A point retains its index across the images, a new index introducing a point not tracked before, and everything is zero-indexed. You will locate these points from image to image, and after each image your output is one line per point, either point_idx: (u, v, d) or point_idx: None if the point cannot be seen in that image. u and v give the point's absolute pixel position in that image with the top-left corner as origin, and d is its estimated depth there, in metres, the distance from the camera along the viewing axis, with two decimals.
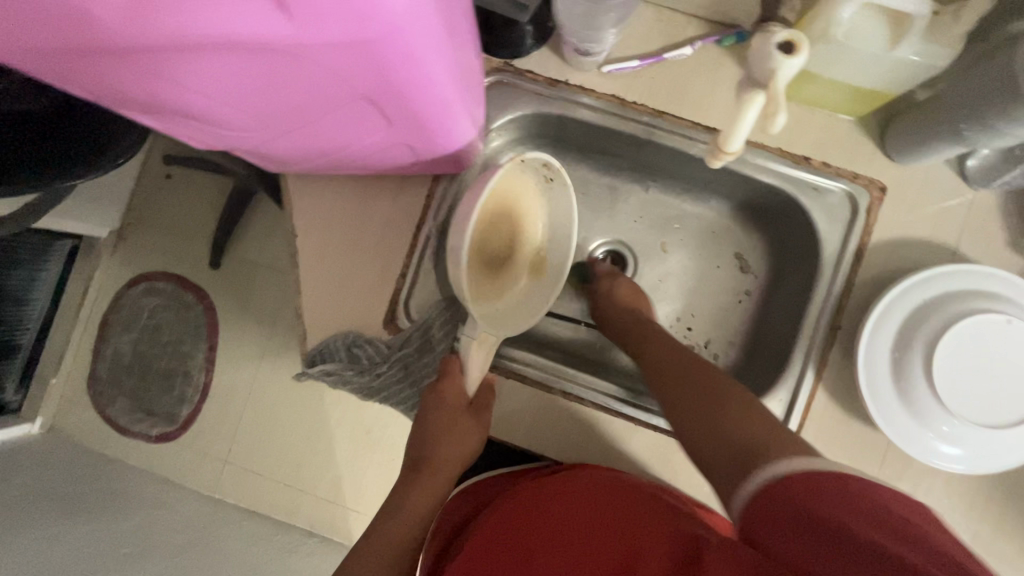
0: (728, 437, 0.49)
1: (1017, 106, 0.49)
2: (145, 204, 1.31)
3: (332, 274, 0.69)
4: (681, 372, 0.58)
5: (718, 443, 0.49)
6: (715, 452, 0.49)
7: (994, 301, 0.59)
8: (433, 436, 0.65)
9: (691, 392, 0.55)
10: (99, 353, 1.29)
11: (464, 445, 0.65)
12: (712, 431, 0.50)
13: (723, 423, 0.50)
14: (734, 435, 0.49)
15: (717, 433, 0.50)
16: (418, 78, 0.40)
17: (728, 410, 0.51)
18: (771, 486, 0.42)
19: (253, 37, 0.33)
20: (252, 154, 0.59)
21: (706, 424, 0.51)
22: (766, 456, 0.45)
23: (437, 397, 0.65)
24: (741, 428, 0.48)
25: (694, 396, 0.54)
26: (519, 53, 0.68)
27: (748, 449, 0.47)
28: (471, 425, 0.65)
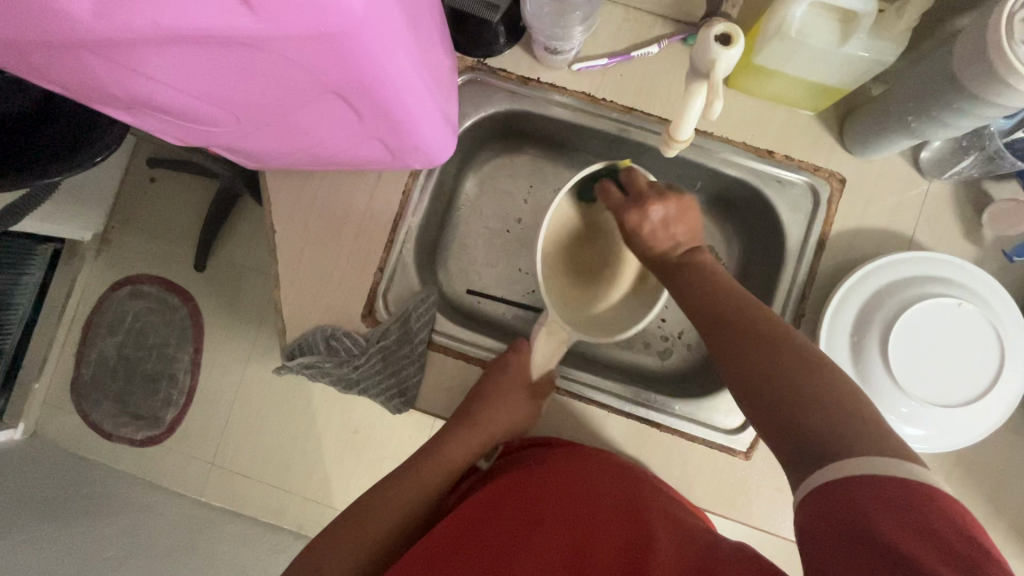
0: (803, 409, 0.43)
1: (961, 99, 0.52)
2: (128, 207, 1.31)
3: (312, 270, 0.70)
4: (749, 326, 0.51)
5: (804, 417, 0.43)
6: (806, 437, 0.42)
7: (946, 285, 0.61)
8: (482, 406, 0.69)
9: (762, 352, 0.48)
10: (84, 357, 1.29)
11: (501, 418, 0.69)
12: (788, 400, 0.44)
13: (803, 390, 0.44)
14: (812, 408, 0.43)
15: (794, 404, 0.44)
16: (386, 75, 0.42)
17: (807, 374, 0.45)
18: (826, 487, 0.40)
19: (221, 31, 0.35)
20: (231, 150, 0.60)
21: (781, 391, 0.45)
22: (843, 452, 0.40)
23: (499, 368, 0.70)
24: (834, 408, 0.42)
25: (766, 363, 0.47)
26: (492, 52, 0.70)
27: (830, 427, 0.42)
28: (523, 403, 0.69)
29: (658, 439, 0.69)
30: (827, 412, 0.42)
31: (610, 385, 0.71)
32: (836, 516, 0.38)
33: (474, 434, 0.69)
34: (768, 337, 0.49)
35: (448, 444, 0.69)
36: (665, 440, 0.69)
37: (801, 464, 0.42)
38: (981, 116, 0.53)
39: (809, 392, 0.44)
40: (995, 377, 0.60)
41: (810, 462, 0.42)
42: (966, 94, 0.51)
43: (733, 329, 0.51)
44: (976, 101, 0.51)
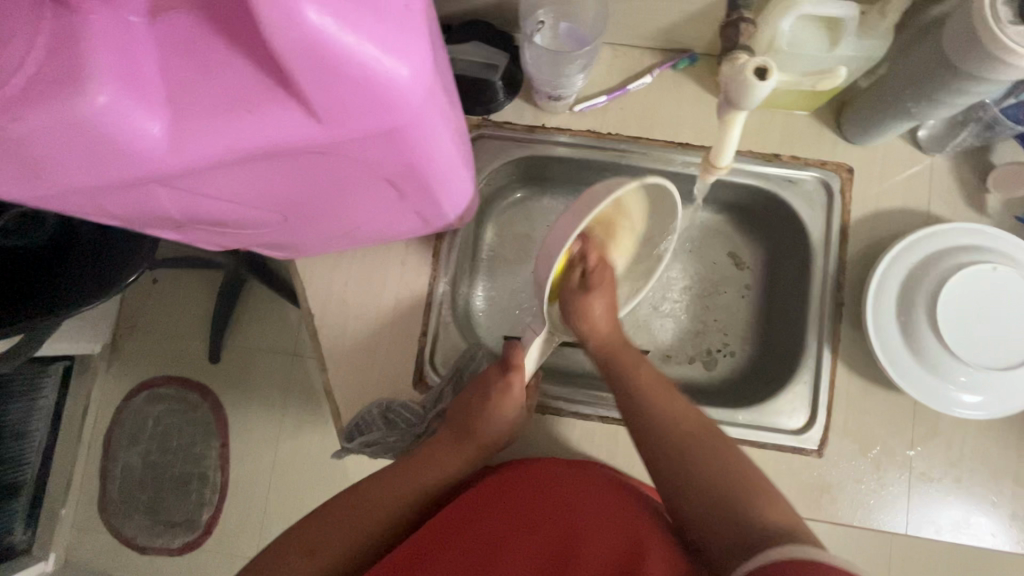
0: (735, 506, 0.48)
1: (955, 80, 0.55)
2: (135, 313, 1.31)
3: (355, 346, 0.71)
4: (681, 450, 0.54)
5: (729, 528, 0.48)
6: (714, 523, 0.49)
7: (979, 253, 0.63)
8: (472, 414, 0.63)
9: (701, 460, 0.52)
10: (110, 471, 1.26)
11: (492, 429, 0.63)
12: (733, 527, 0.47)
13: (736, 499, 0.49)
14: (731, 509, 0.49)
15: (709, 520, 0.49)
16: (433, 153, 0.43)
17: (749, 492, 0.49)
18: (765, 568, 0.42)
19: (287, 144, 0.35)
20: (272, 248, 0.62)
21: (718, 489, 0.50)
22: (761, 544, 0.44)
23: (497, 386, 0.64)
24: (754, 511, 0.48)
25: (681, 445, 0.54)
26: (495, 107, 0.73)
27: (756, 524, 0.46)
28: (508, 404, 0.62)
29: None
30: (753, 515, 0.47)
31: None
32: None
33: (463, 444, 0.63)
34: (701, 453, 0.53)
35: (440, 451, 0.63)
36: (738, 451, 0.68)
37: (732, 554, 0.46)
38: (979, 91, 0.55)
39: (733, 502, 0.49)
40: None
41: (740, 552, 0.45)
42: (961, 73, 0.53)
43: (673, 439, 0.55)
44: (973, 79, 0.53)
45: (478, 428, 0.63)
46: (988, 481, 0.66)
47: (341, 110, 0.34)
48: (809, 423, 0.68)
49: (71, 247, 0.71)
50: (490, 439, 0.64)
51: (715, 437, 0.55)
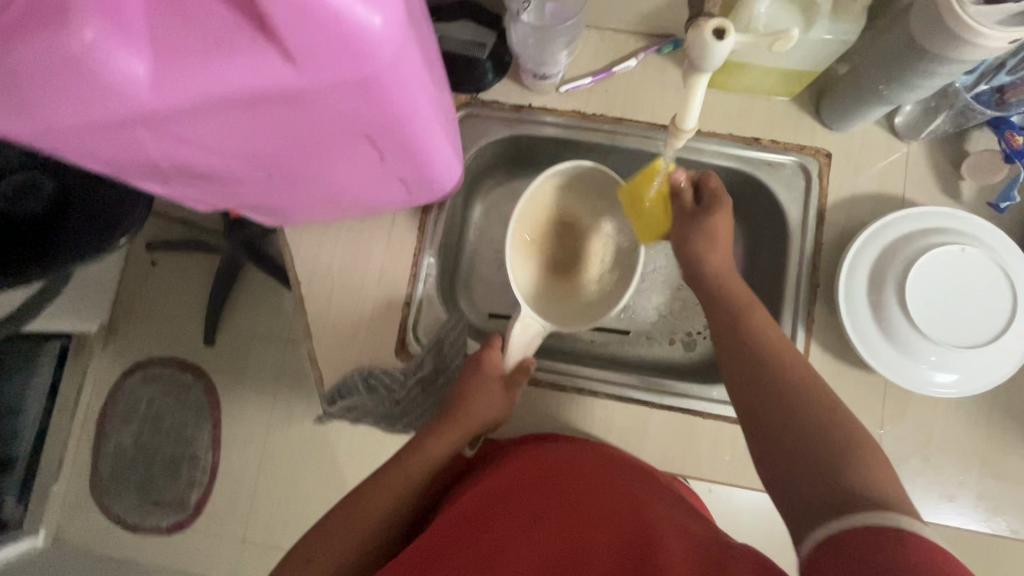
0: (830, 458, 0.44)
1: (925, 62, 0.56)
2: (132, 294, 1.33)
3: (339, 316, 0.72)
4: (787, 405, 0.49)
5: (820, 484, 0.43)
6: (800, 476, 0.45)
7: (948, 235, 0.65)
8: (455, 403, 0.66)
9: (802, 417, 0.47)
10: (101, 450, 1.28)
11: (477, 416, 0.65)
12: (811, 480, 0.44)
13: (840, 457, 0.44)
14: (817, 462, 0.44)
15: (795, 476, 0.45)
16: (408, 110, 0.45)
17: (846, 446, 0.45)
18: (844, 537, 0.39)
19: (265, 89, 0.37)
20: (259, 212, 0.64)
21: (817, 448, 0.45)
22: (857, 505, 0.41)
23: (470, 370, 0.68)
24: (863, 470, 0.43)
25: (784, 401, 0.49)
26: (483, 86, 0.75)
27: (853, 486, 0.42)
28: (503, 397, 0.67)
29: (703, 429, 0.69)
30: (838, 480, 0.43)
31: (644, 381, 0.72)
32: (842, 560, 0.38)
33: (450, 430, 0.65)
34: (807, 416, 0.47)
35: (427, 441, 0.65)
36: (711, 426, 0.70)
37: (809, 516, 0.43)
38: (948, 73, 0.56)
39: (837, 461, 0.44)
40: (1014, 311, 0.63)
41: (820, 512, 0.42)
42: (930, 56, 0.55)
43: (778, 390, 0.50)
44: (941, 61, 0.55)
45: (463, 412, 0.65)
46: (957, 461, 0.67)
47: (315, 55, 0.36)
48: None
49: (68, 209, 0.72)
50: (477, 425, 0.66)
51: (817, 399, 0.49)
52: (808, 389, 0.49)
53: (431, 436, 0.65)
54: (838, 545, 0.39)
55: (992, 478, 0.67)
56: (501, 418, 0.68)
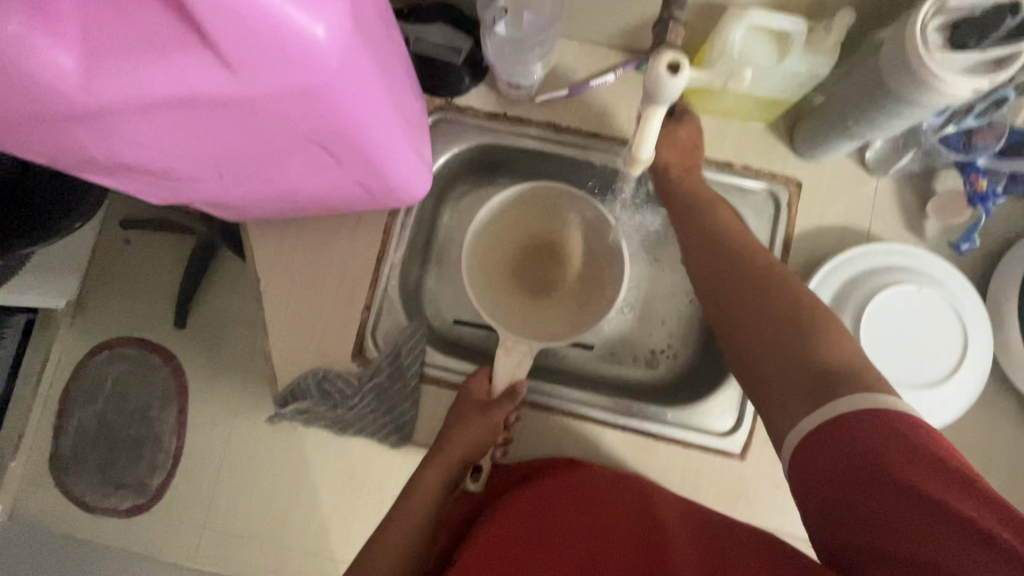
0: (801, 347, 0.49)
1: (892, 102, 0.56)
2: (104, 271, 1.30)
3: (297, 315, 0.71)
4: (762, 294, 0.54)
5: (803, 374, 0.47)
6: (784, 368, 0.49)
7: (906, 273, 0.65)
8: (446, 434, 0.67)
9: (814, 336, 0.49)
10: (62, 430, 1.24)
11: (469, 443, 0.66)
12: (799, 368, 0.48)
13: (791, 327, 0.50)
14: (803, 348, 0.49)
15: (788, 353, 0.49)
16: (360, 120, 0.44)
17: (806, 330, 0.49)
18: (844, 420, 0.43)
19: (202, 93, 0.36)
20: (217, 207, 0.62)
21: (786, 354, 0.49)
22: (839, 390, 0.44)
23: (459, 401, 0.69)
24: (823, 348, 0.48)
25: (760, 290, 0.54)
26: (458, 91, 0.74)
27: (829, 361, 0.47)
28: (486, 423, 0.66)
29: (656, 452, 0.69)
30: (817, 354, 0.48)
31: (601, 399, 0.72)
32: (846, 447, 0.42)
33: (444, 457, 0.66)
34: (797, 324, 0.50)
35: (425, 475, 0.66)
36: (664, 448, 0.69)
37: (796, 405, 0.46)
38: (915, 114, 0.56)
39: (796, 340, 0.49)
40: (963, 353, 0.64)
41: (803, 402, 0.46)
42: (897, 96, 0.55)
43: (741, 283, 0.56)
44: (906, 102, 0.55)
45: (452, 441, 0.66)
46: None
47: (254, 62, 0.35)
48: (735, 427, 0.70)
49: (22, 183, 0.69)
50: (471, 449, 0.67)
51: (812, 310, 0.51)
52: (789, 289, 0.53)
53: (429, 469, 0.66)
54: (825, 445, 0.43)
55: None
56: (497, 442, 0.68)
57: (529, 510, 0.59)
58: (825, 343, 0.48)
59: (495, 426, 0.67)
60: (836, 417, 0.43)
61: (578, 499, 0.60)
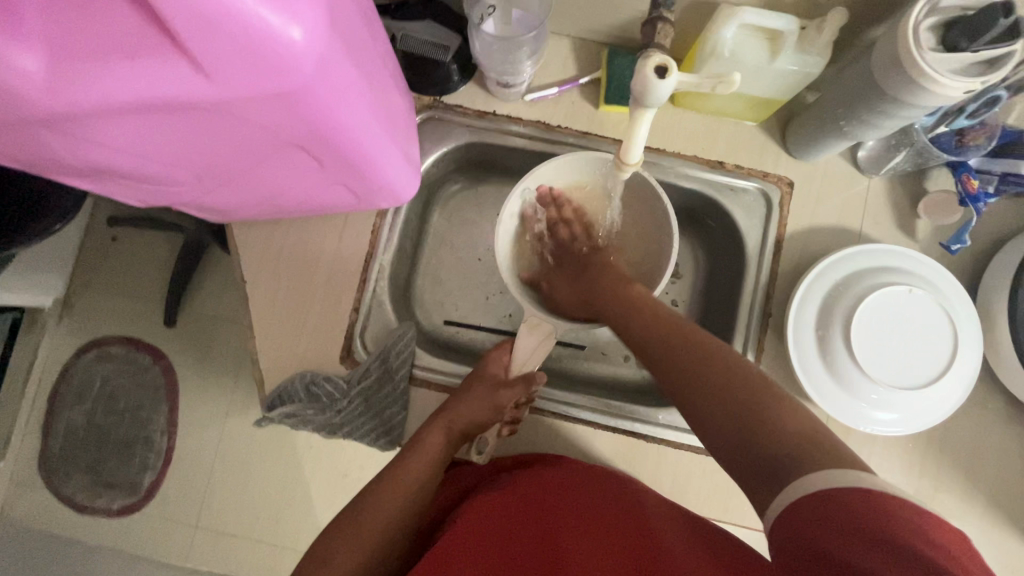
0: (750, 421, 0.44)
1: (884, 103, 0.56)
2: (89, 268, 1.25)
3: (285, 318, 0.70)
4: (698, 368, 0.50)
5: (757, 447, 0.42)
6: (739, 439, 0.44)
7: (898, 274, 0.65)
8: (455, 395, 0.66)
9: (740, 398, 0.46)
10: (51, 429, 1.21)
11: (471, 411, 0.64)
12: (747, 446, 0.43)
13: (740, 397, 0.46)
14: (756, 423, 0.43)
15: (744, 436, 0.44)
16: (342, 124, 0.43)
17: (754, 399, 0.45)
18: (805, 503, 0.37)
19: (176, 97, 0.35)
20: (200, 210, 0.61)
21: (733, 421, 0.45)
22: (788, 472, 0.40)
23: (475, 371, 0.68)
24: (780, 423, 0.42)
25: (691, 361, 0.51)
26: (447, 89, 0.72)
27: (769, 439, 0.42)
28: (489, 398, 0.65)
29: (647, 453, 0.69)
30: (775, 431, 0.42)
31: (593, 401, 0.71)
32: (808, 519, 0.37)
33: (444, 417, 0.65)
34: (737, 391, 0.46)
35: (425, 435, 0.64)
36: (654, 451, 0.69)
37: (755, 488, 0.42)
38: (906, 115, 0.56)
39: (745, 411, 0.44)
40: (953, 355, 0.63)
41: (761, 483, 0.41)
42: (888, 97, 0.54)
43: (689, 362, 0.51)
44: (898, 103, 0.54)
45: (454, 408, 0.65)
46: None
47: (227, 65, 0.34)
48: None
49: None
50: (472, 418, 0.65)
51: (746, 369, 0.48)
52: (725, 365, 0.49)
53: (429, 426, 0.65)
54: (793, 515, 0.38)
55: None
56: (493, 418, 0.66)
57: (515, 505, 0.57)
58: (771, 413, 0.43)
59: (499, 405, 0.65)
60: (815, 493, 0.37)
61: (573, 495, 0.57)
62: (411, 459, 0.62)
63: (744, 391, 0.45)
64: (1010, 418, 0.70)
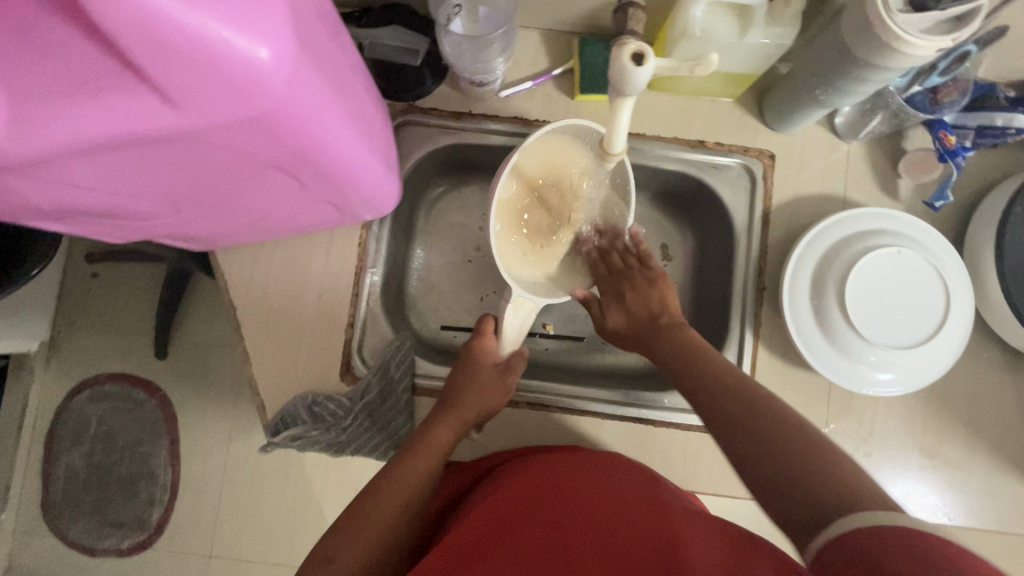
0: (804, 466, 0.41)
1: (857, 68, 0.56)
2: (73, 307, 1.22)
3: (280, 340, 0.69)
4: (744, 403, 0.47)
5: (796, 496, 0.40)
6: (779, 476, 0.42)
7: (885, 236, 0.65)
8: (456, 386, 0.63)
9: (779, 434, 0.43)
10: (51, 474, 1.18)
11: (476, 401, 0.62)
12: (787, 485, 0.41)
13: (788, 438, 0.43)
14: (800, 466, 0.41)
15: (787, 477, 0.41)
16: (318, 140, 0.42)
17: (803, 448, 0.42)
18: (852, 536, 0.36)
19: (145, 132, 0.34)
20: (181, 240, 0.59)
21: (773, 454, 0.43)
22: (832, 512, 0.37)
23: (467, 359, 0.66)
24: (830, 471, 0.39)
25: (725, 394, 0.49)
26: (420, 93, 0.71)
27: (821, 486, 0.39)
28: (497, 386, 0.64)
29: (656, 437, 0.69)
30: (833, 478, 0.39)
31: (596, 392, 0.71)
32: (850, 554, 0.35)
33: (452, 414, 0.61)
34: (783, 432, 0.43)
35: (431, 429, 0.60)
36: (662, 435, 0.69)
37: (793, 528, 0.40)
38: (879, 78, 0.56)
39: (795, 458, 0.41)
40: (945, 311, 0.64)
41: (801, 527, 0.39)
42: (861, 62, 0.54)
43: (726, 394, 0.49)
44: (870, 67, 0.55)
45: (461, 399, 0.62)
46: (897, 453, 0.69)
47: (195, 93, 0.33)
48: None
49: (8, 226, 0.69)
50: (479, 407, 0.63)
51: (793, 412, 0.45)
52: (766, 404, 0.46)
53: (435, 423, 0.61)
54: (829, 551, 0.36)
55: (929, 468, 0.69)
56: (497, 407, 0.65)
57: (524, 498, 0.56)
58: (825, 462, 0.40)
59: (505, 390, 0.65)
60: (864, 526, 0.35)
61: (585, 488, 0.56)
62: (419, 451, 0.57)
63: (794, 439, 0.42)
64: (1004, 365, 0.71)
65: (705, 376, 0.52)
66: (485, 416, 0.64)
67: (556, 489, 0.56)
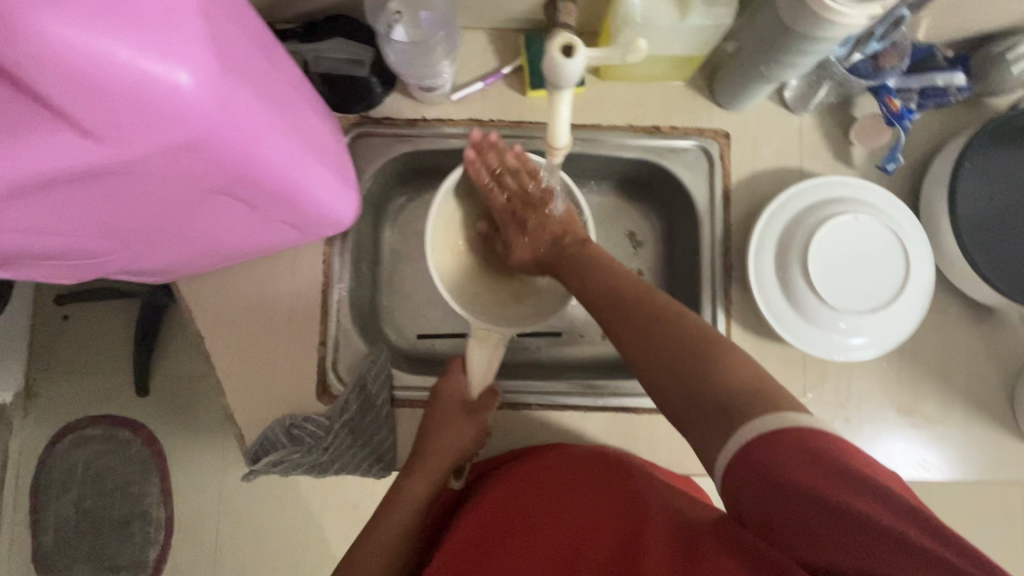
0: (702, 373, 0.43)
1: (794, 42, 0.57)
2: (45, 353, 1.19)
3: (254, 366, 0.68)
4: (647, 323, 0.48)
5: (701, 400, 0.42)
6: (686, 387, 0.43)
7: (843, 204, 0.66)
8: (426, 432, 0.65)
9: (686, 345, 0.45)
10: (39, 526, 1.15)
11: (447, 446, 0.64)
12: (696, 397, 0.42)
13: (693, 352, 0.44)
14: (705, 375, 0.42)
15: (697, 390, 0.42)
16: (260, 160, 0.42)
17: (709, 360, 0.43)
18: (759, 443, 0.37)
19: (73, 168, 0.34)
20: (141, 274, 0.58)
21: (679, 364, 0.44)
22: (741, 411, 0.39)
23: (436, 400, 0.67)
24: (725, 374, 0.42)
25: (635, 317, 0.49)
26: (371, 103, 0.71)
27: (720, 393, 0.41)
28: (465, 425, 0.65)
29: (640, 423, 0.70)
30: (722, 381, 0.41)
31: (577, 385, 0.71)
32: (760, 470, 0.36)
33: (425, 462, 0.64)
34: (688, 343, 0.45)
35: (405, 485, 0.64)
36: (646, 420, 0.70)
37: (704, 432, 0.41)
38: (818, 50, 0.57)
39: (696, 366, 0.43)
40: (909, 270, 0.66)
41: (711, 426, 0.40)
42: (797, 36, 0.55)
43: (629, 313, 0.50)
44: (808, 40, 0.55)
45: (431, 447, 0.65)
46: (876, 414, 0.70)
47: (119, 125, 0.32)
48: None
49: None
50: (454, 453, 0.65)
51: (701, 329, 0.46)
52: (675, 324, 0.47)
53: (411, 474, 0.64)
54: (741, 470, 0.37)
55: (908, 426, 0.70)
56: (473, 445, 0.66)
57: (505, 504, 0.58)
58: (719, 368, 0.42)
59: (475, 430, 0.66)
60: (765, 433, 0.37)
61: (564, 486, 0.57)
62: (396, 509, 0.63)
63: (693, 347, 0.45)
64: (971, 318, 0.72)
65: (604, 296, 0.53)
66: (461, 455, 0.66)
67: (536, 493, 0.58)
